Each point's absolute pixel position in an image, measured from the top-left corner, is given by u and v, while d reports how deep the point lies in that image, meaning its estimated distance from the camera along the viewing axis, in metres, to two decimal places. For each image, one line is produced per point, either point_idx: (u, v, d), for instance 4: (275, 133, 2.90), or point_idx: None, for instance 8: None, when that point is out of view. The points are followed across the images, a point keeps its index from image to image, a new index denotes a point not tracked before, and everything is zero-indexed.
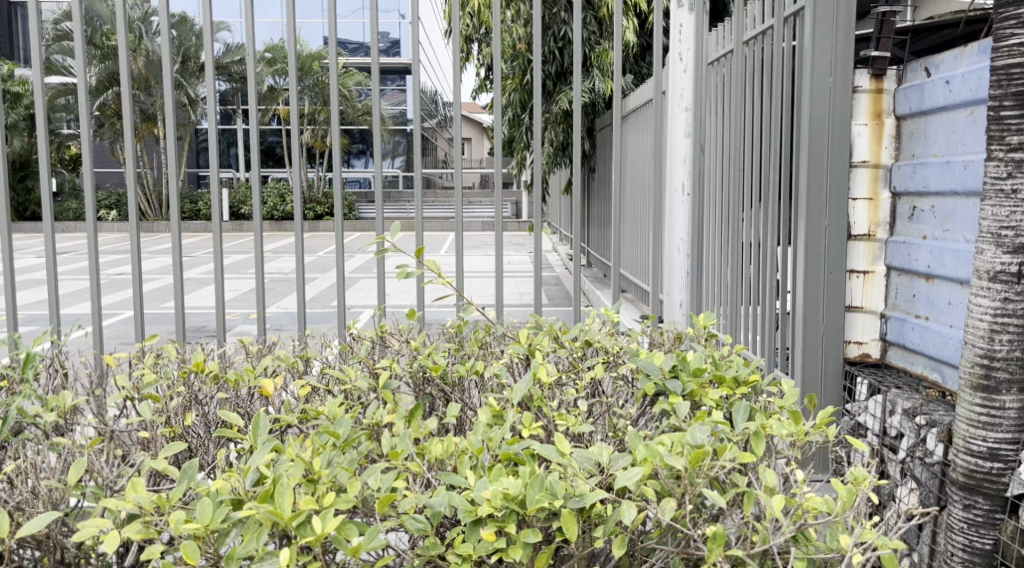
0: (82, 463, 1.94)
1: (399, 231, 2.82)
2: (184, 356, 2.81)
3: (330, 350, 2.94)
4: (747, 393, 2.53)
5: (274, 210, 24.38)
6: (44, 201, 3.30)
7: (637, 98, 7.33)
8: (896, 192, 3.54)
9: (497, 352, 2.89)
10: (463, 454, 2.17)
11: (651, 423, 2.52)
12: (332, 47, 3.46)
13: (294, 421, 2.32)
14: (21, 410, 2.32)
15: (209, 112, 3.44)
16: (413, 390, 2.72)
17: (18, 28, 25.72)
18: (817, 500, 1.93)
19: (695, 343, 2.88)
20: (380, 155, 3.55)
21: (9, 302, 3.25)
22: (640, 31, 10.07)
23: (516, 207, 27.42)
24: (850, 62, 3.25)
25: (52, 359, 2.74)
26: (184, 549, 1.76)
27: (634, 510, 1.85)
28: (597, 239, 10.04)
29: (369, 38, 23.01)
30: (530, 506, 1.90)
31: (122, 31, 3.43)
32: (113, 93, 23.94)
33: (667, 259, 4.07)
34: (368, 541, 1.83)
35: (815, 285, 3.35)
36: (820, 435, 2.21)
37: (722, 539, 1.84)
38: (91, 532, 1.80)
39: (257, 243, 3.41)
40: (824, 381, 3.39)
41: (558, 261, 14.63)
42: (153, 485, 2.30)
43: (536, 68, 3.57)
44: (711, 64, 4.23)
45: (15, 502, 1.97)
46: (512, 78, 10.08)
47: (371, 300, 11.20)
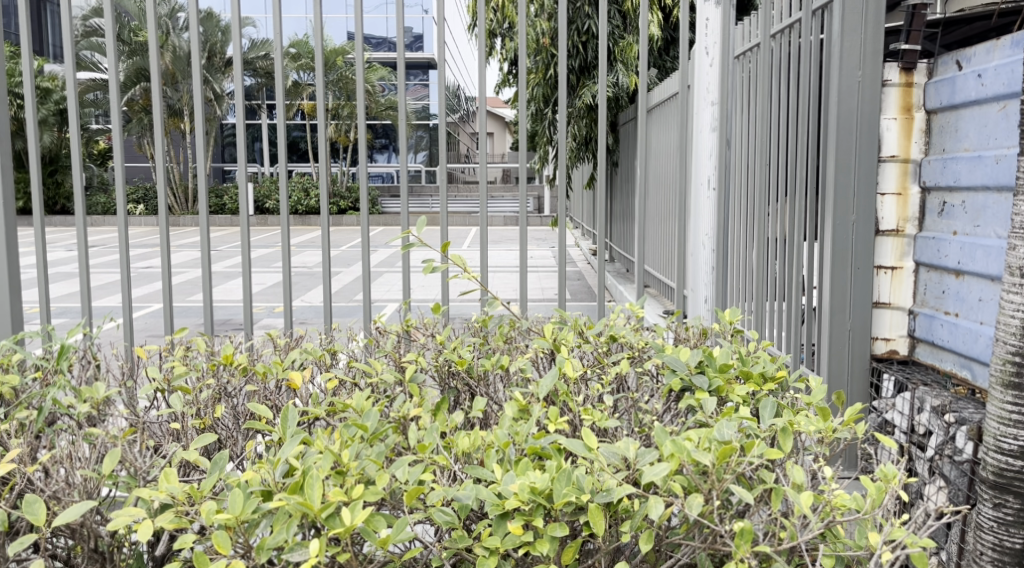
0: (115, 453, 1.96)
1: (425, 226, 2.78)
2: (213, 349, 2.83)
3: (356, 343, 2.95)
4: (774, 389, 2.52)
5: (299, 204, 24.48)
6: (76, 196, 3.32)
7: (661, 92, 7.33)
8: (926, 187, 3.52)
9: (522, 347, 2.90)
10: (490, 447, 2.17)
11: (676, 420, 2.52)
12: (358, 42, 3.42)
13: (322, 413, 2.34)
14: (55, 401, 2.35)
15: (237, 108, 3.42)
16: (438, 384, 2.73)
17: (46, 23, 25.97)
18: (845, 498, 1.93)
19: (721, 339, 2.86)
20: (404, 150, 3.43)
21: (43, 295, 3.27)
22: (664, 25, 10.04)
23: (538, 202, 27.47)
24: (879, 55, 3.22)
25: (85, 351, 2.75)
26: (215, 539, 1.79)
27: (661, 505, 1.85)
28: (620, 234, 10.06)
29: (393, 33, 23.07)
30: (557, 501, 1.90)
31: (151, 27, 3.42)
32: (140, 88, 24.14)
33: (692, 254, 4.07)
34: (396, 534, 1.84)
35: (841, 280, 3.34)
36: (848, 432, 2.19)
37: (750, 535, 1.84)
38: (124, 521, 1.82)
39: (283, 238, 3.38)
40: (850, 377, 3.38)
41: (580, 256, 14.63)
42: (185, 476, 2.31)
43: (560, 61, 3.43)
44: (738, 58, 4.21)
45: (50, 491, 2.00)
46: (536, 73, 10.09)
47: (396, 295, 11.23)
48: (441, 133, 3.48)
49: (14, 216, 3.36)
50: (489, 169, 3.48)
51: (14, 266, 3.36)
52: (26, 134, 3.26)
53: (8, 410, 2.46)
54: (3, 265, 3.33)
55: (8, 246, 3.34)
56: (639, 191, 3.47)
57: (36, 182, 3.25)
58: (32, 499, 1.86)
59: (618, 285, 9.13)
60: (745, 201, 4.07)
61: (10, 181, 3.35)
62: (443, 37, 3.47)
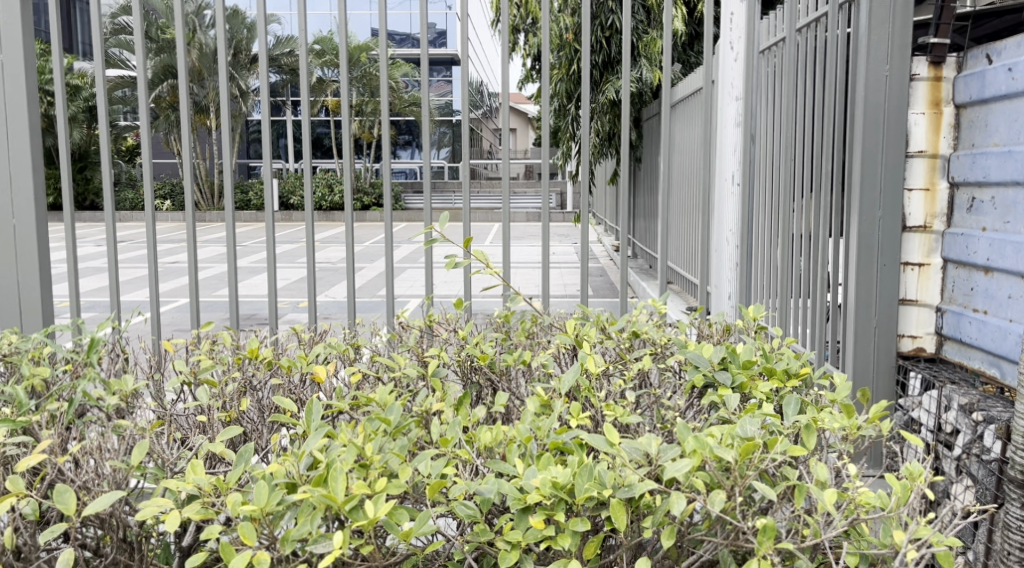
0: (143, 445, 1.99)
1: (448, 222, 2.78)
2: (239, 343, 2.85)
3: (379, 338, 2.97)
4: (798, 386, 2.51)
5: (323, 200, 24.61)
6: (106, 192, 3.34)
7: (685, 87, 7.30)
8: (955, 183, 3.48)
9: (544, 342, 2.90)
10: (512, 442, 2.17)
11: (699, 415, 2.53)
12: (382, 38, 3.41)
13: (346, 407, 2.35)
14: (85, 393, 2.38)
15: (263, 104, 3.43)
16: (460, 378, 2.74)
17: (75, 20, 26.21)
18: (869, 495, 1.92)
19: (744, 335, 2.85)
20: (427, 146, 3.41)
21: (73, 288, 3.30)
22: (688, 21, 10.02)
23: (561, 198, 27.49)
24: (907, 49, 3.21)
25: (114, 344, 2.78)
26: (240, 530, 1.81)
27: (683, 501, 1.85)
28: (643, 230, 10.05)
29: (417, 30, 23.16)
30: (579, 496, 1.91)
31: (179, 23, 3.43)
32: (168, 85, 24.34)
33: (717, 250, 4.08)
34: (419, 527, 1.86)
35: (867, 275, 3.33)
36: (873, 429, 2.17)
37: (773, 532, 1.84)
38: (152, 512, 1.85)
39: (307, 233, 3.39)
40: (875, 374, 3.36)
41: (603, 252, 14.63)
42: (211, 469, 2.33)
43: (583, 56, 3.41)
44: (763, 53, 4.18)
45: (79, 482, 2.02)
46: (559, 68, 10.10)
47: (420, 290, 11.29)
48: (464, 130, 3.46)
49: (45, 211, 3.40)
50: (511, 165, 3.47)
51: (45, 260, 3.40)
52: (57, 130, 3.29)
53: (39, 402, 2.49)
54: (34, 260, 3.37)
55: (39, 240, 3.37)
56: (663, 184, 3.45)
57: (66, 178, 3.28)
58: (62, 488, 1.88)
59: (641, 281, 9.11)
60: (769, 197, 4.06)
61: (40, 177, 3.38)
62: (466, 33, 3.46)
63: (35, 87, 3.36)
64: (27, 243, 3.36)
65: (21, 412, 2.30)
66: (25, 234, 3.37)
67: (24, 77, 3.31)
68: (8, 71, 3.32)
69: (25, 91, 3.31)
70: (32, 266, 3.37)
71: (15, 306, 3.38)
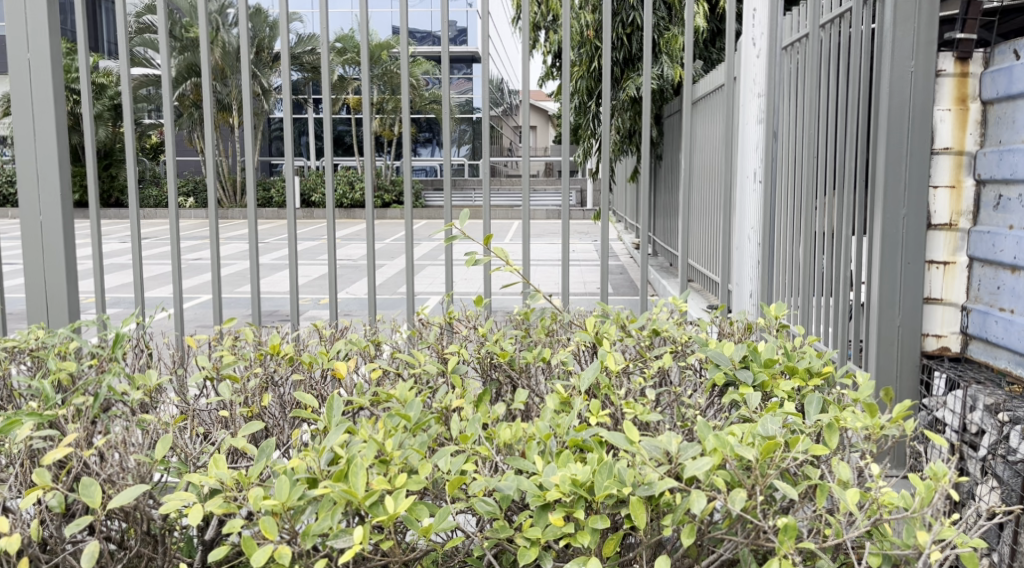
0: (167, 439, 2.01)
1: (468, 219, 2.78)
2: (261, 339, 2.86)
3: (399, 335, 2.96)
4: (821, 384, 2.49)
5: (344, 198, 24.69)
6: (130, 189, 3.35)
7: (707, 83, 7.25)
8: (981, 180, 3.45)
9: (564, 339, 2.89)
10: (532, 439, 2.17)
11: (720, 414, 2.52)
12: (403, 37, 3.40)
13: (367, 403, 2.35)
14: (110, 388, 2.40)
15: (285, 102, 3.43)
16: (480, 375, 2.74)
17: (101, 19, 26.45)
18: (893, 495, 1.90)
19: (766, 334, 2.83)
20: (448, 144, 3.40)
21: (98, 284, 3.32)
22: (709, 17, 9.99)
23: (581, 195, 27.43)
24: (933, 44, 3.18)
25: (138, 339, 2.80)
26: (262, 525, 1.81)
27: (703, 500, 1.84)
28: (664, 228, 10.02)
29: (438, 27, 23.22)
30: (598, 493, 1.90)
31: (202, 22, 3.44)
32: (191, 84, 24.51)
33: (739, 247, 4.08)
34: (438, 523, 1.86)
35: (891, 273, 3.31)
36: (897, 429, 2.15)
37: (794, 531, 1.83)
38: (176, 505, 1.86)
39: (329, 231, 3.38)
40: (898, 374, 3.35)
41: (623, 249, 14.58)
42: (232, 464, 2.33)
43: (604, 53, 3.40)
44: (785, 49, 4.16)
45: (105, 475, 2.03)
46: (580, 65, 10.08)
47: (440, 287, 11.31)
48: (485, 127, 3.44)
49: (71, 207, 3.42)
50: (531, 162, 3.46)
51: (71, 256, 3.42)
52: (83, 127, 3.31)
53: (65, 396, 2.51)
54: (61, 256, 3.39)
55: (65, 237, 3.39)
56: (685, 181, 3.42)
57: (91, 175, 3.30)
58: (87, 482, 1.90)
59: (662, 280, 9.09)
60: (791, 194, 4.05)
61: (66, 174, 3.40)
62: (486, 31, 3.45)
63: (61, 84, 3.38)
64: (53, 239, 3.39)
65: (48, 406, 2.31)
66: (52, 230, 3.39)
67: (51, 75, 3.33)
68: (35, 69, 3.34)
69: (51, 89, 3.33)
70: (58, 262, 3.40)
71: (42, 301, 3.41)
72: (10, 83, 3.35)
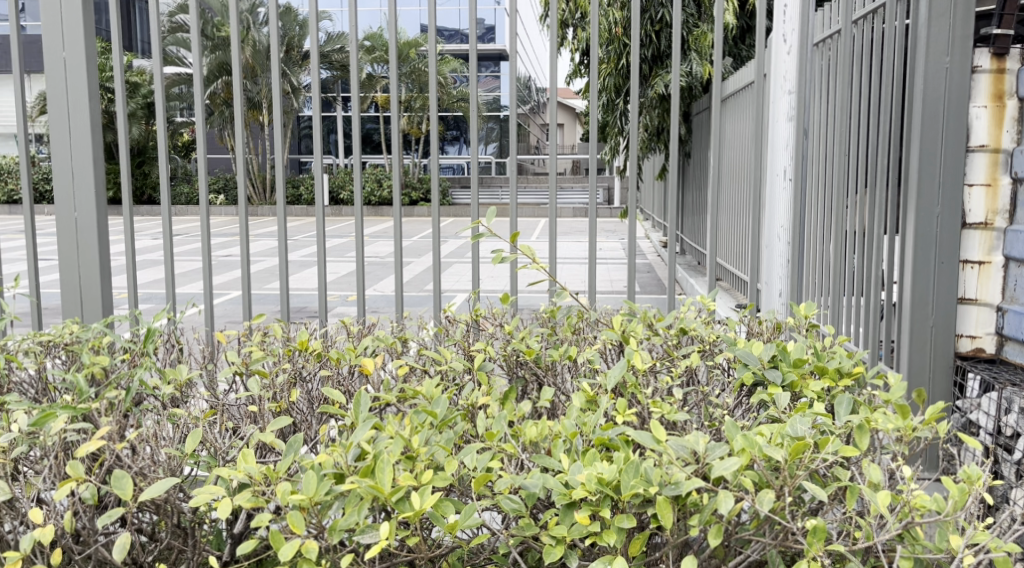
0: (196, 434, 2.02)
1: (495, 217, 2.76)
2: (289, 336, 2.87)
3: (426, 332, 2.96)
4: (851, 385, 2.46)
5: (372, 195, 24.79)
6: (162, 186, 3.37)
7: (737, 80, 7.21)
8: (1017, 179, 3.39)
9: (590, 338, 2.88)
10: (558, 437, 2.16)
11: (748, 414, 2.50)
12: (432, 34, 3.38)
13: (394, 400, 2.36)
14: (142, 382, 2.42)
15: (314, 100, 3.43)
16: (507, 373, 2.74)
17: (135, 18, 26.73)
18: (925, 498, 1.85)
19: (796, 334, 2.80)
20: (475, 141, 3.38)
21: (130, 281, 3.33)
22: (739, 14, 9.93)
23: (608, 194, 27.36)
24: (969, 40, 3.13)
25: (170, 335, 2.82)
26: (289, 519, 1.82)
27: (730, 501, 1.82)
28: (692, 226, 9.98)
29: (466, 25, 23.29)
30: (624, 492, 1.89)
31: (233, 20, 3.45)
32: (222, 82, 24.70)
33: (769, 246, 4.06)
34: (464, 520, 1.86)
35: (924, 273, 3.27)
36: (929, 431, 2.10)
37: (823, 533, 1.81)
38: (205, 499, 1.87)
39: (357, 228, 3.37)
40: (932, 375, 3.30)
41: (651, 248, 14.53)
42: (261, 458, 2.33)
43: (633, 50, 3.37)
44: (817, 46, 4.11)
45: (136, 468, 2.05)
46: (607, 63, 10.07)
47: (466, 284, 11.32)
48: (512, 125, 3.42)
49: (105, 204, 3.44)
50: (559, 160, 3.44)
51: (105, 252, 3.44)
52: (116, 125, 3.32)
53: (99, 390, 2.53)
54: (95, 252, 3.41)
55: (99, 234, 3.42)
56: (713, 179, 3.38)
57: (124, 172, 3.31)
58: (119, 474, 1.90)
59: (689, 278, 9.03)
60: (823, 192, 4.01)
61: (101, 171, 3.42)
62: (514, 30, 3.43)
63: (96, 83, 3.40)
64: (87, 236, 3.41)
65: (82, 400, 2.33)
66: (86, 226, 3.42)
67: (86, 73, 3.35)
68: (70, 67, 3.36)
69: (86, 87, 3.35)
70: (93, 259, 3.42)
71: (76, 297, 3.44)
72: (46, 80, 3.37)
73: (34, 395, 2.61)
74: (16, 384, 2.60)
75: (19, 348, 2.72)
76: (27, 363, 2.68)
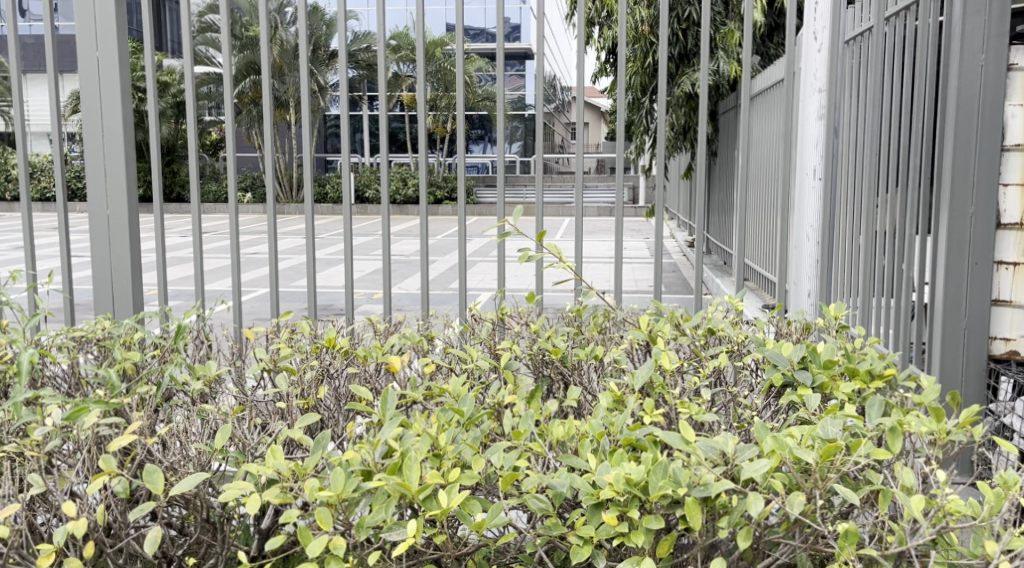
0: (226, 429, 2.03)
1: (521, 215, 2.74)
2: (317, 333, 2.87)
3: (451, 329, 2.95)
4: (882, 387, 2.43)
5: (397, 194, 24.88)
6: (192, 184, 3.38)
7: (766, 78, 7.14)
8: None
9: (617, 338, 2.86)
10: (585, 437, 2.14)
11: (778, 416, 2.47)
12: (459, 34, 3.37)
13: (420, 397, 2.36)
14: (172, 378, 2.44)
15: (341, 99, 3.42)
16: (532, 372, 2.72)
17: (166, 19, 26.97)
18: (960, 503, 1.83)
19: (825, 334, 2.77)
20: (502, 140, 3.36)
21: (160, 277, 3.34)
22: (768, 12, 9.87)
23: (634, 192, 27.26)
24: (1004, 37, 3.09)
25: (199, 331, 2.84)
26: (317, 515, 1.81)
27: (760, 502, 1.80)
28: (718, 225, 9.95)
29: (492, 24, 23.32)
30: (652, 493, 1.87)
31: (262, 20, 3.45)
32: (250, 81, 24.86)
33: (797, 246, 4.06)
34: (490, 518, 1.85)
35: (957, 274, 3.23)
36: (963, 435, 2.07)
37: (855, 537, 1.78)
38: (234, 494, 1.87)
39: (383, 226, 3.35)
40: (964, 376, 3.27)
41: (676, 247, 14.47)
42: (288, 455, 2.32)
43: (662, 47, 3.34)
44: (847, 43, 4.07)
45: (167, 463, 2.06)
46: (633, 61, 10.03)
47: (492, 283, 11.33)
48: (538, 124, 3.40)
49: (136, 202, 3.46)
50: (585, 159, 3.42)
51: (136, 249, 3.46)
52: (147, 123, 3.34)
53: (130, 386, 2.54)
54: (126, 249, 3.44)
55: (130, 230, 3.43)
56: (742, 178, 3.34)
57: (156, 170, 3.33)
58: (150, 468, 1.91)
59: (715, 278, 9.00)
60: (851, 191, 3.99)
61: (132, 169, 3.44)
62: (542, 29, 3.41)
63: (128, 83, 3.42)
64: (118, 232, 3.43)
65: (113, 395, 2.34)
66: (117, 224, 3.44)
67: (118, 73, 3.37)
68: (103, 67, 3.38)
69: (118, 87, 3.37)
70: (123, 255, 3.44)
71: (108, 293, 3.46)
72: (79, 79, 3.40)
73: (67, 390, 2.63)
74: (50, 379, 2.63)
75: (53, 342, 2.74)
76: (61, 358, 2.70)
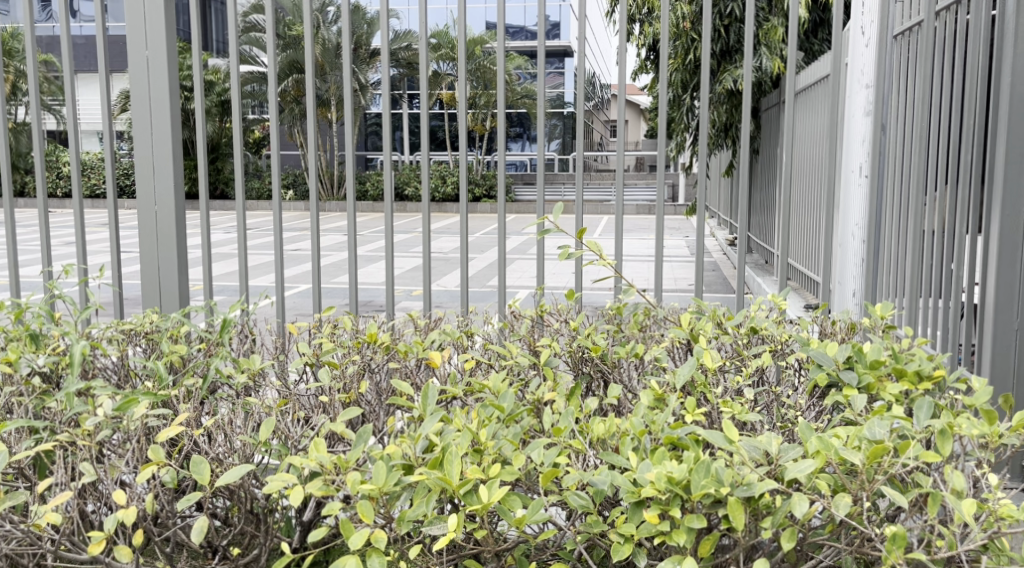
0: (270, 422, 2.03)
1: (561, 213, 2.71)
2: (358, 328, 2.87)
3: (491, 326, 2.94)
4: (931, 389, 2.38)
5: (436, 191, 24.96)
6: (238, 180, 3.40)
7: (812, 73, 7.05)
8: None
9: (658, 336, 2.83)
10: (625, 435, 2.12)
11: (822, 415, 2.44)
12: (501, 32, 3.35)
13: (461, 393, 2.35)
14: (218, 370, 2.46)
15: (383, 97, 3.40)
16: (572, 369, 2.70)
17: (211, 17, 27.24)
18: (1012, 508, 1.79)
19: (871, 335, 2.72)
20: (542, 138, 3.32)
21: (205, 272, 3.37)
22: (812, 9, 9.75)
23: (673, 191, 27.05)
24: None
25: (244, 325, 2.86)
26: (359, 508, 1.81)
27: (805, 502, 1.77)
28: (760, 225, 9.82)
29: (531, 23, 23.33)
30: (694, 492, 1.84)
31: (307, 18, 3.46)
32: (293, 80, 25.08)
33: (845, 244, 4.03)
34: (531, 514, 1.84)
35: (1009, 275, 3.17)
36: (1016, 438, 2.02)
37: (903, 540, 1.74)
38: (277, 486, 1.88)
39: (423, 223, 3.34)
40: (1015, 378, 3.21)
41: (717, 247, 14.34)
42: (330, 448, 2.33)
43: (704, 44, 3.29)
44: (896, 38, 4.00)
45: (213, 455, 2.07)
46: (675, 59, 9.96)
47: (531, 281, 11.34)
48: (579, 122, 3.37)
49: (184, 199, 3.49)
50: (626, 156, 3.37)
51: (183, 244, 3.50)
52: (194, 120, 3.37)
53: (177, 378, 2.57)
54: (173, 244, 3.47)
55: (177, 226, 3.46)
56: (786, 177, 3.28)
57: (202, 167, 3.36)
58: (198, 459, 1.92)
59: (756, 277, 8.89)
60: (900, 189, 3.93)
61: (180, 167, 3.48)
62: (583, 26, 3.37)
63: (176, 81, 3.45)
64: (166, 228, 3.46)
65: (161, 387, 2.37)
66: (164, 219, 3.47)
67: (167, 70, 3.40)
68: (152, 65, 3.41)
69: (166, 85, 3.40)
70: (170, 251, 3.47)
71: (155, 287, 3.50)
72: (128, 77, 3.43)
73: (116, 382, 2.66)
74: (100, 370, 2.66)
75: (103, 335, 2.76)
76: (111, 349, 2.73)
